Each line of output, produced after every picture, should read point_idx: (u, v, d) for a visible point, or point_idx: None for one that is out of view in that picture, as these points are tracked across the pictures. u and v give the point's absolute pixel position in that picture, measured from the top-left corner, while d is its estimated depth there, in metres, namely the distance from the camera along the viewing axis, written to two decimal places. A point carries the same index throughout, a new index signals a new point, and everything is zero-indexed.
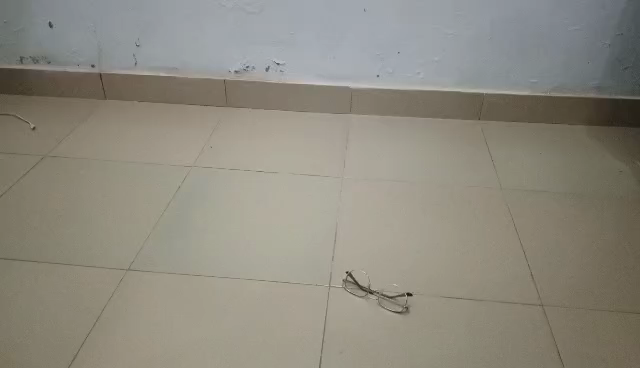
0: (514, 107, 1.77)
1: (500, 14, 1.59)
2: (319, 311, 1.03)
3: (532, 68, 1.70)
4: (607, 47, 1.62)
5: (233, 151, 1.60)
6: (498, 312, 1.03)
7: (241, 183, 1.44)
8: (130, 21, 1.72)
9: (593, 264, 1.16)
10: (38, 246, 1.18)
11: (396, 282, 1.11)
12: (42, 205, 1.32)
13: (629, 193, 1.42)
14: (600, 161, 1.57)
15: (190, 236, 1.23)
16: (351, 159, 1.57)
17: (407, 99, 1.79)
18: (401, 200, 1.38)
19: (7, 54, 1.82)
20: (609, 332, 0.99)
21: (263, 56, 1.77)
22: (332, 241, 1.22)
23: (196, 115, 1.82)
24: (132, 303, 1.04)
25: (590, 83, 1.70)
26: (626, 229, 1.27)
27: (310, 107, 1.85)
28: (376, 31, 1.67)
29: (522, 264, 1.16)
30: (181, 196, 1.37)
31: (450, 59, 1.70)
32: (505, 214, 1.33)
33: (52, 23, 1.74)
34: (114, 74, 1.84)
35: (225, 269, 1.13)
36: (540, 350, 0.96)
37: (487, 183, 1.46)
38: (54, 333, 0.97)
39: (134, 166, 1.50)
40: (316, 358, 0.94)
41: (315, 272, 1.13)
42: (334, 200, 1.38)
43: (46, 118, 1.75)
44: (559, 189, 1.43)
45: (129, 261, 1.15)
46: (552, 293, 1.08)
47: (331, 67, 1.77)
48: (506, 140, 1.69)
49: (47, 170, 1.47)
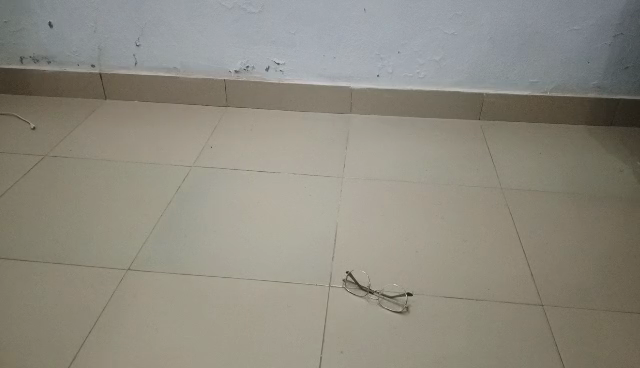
0: (513, 107, 1.78)
1: (500, 14, 1.59)
2: (320, 311, 1.04)
3: (532, 68, 1.70)
4: (607, 47, 1.62)
5: (233, 151, 1.60)
6: (498, 312, 1.04)
7: (242, 182, 1.45)
8: (130, 21, 1.72)
9: (594, 264, 1.17)
10: (38, 247, 1.18)
11: (396, 282, 1.11)
12: (43, 205, 1.32)
13: (630, 193, 1.42)
14: (601, 161, 1.58)
15: (190, 236, 1.23)
16: (351, 158, 1.58)
17: (407, 99, 1.80)
18: (401, 200, 1.38)
19: (6, 54, 1.82)
20: (610, 332, 1.00)
21: (263, 56, 1.77)
22: (332, 241, 1.23)
23: (196, 115, 1.82)
24: (133, 303, 1.04)
25: (590, 84, 1.71)
26: (626, 228, 1.28)
27: (310, 107, 1.85)
28: (377, 31, 1.67)
29: (522, 264, 1.16)
30: (182, 196, 1.38)
31: (450, 59, 1.71)
32: (504, 214, 1.33)
33: (52, 23, 1.74)
34: (115, 74, 1.84)
35: (226, 269, 1.14)
36: (540, 350, 0.96)
37: (487, 183, 1.47)
38: (55, 333, 0.97)
39: (135, 167, 1.50)
40: (316, 358, 0.94)
41: (315, 273, 1.13)
42: (335, 200, 1.38)
43: (46, 118, 1.75)
44: (559, 190, 1.44)
45: (130, 261, 1.15)
46: (553, 293, 1.09)
47: (331, 67, 1.77)
48: (505, 140, 1.70)
49: (47, 169, 1.47)
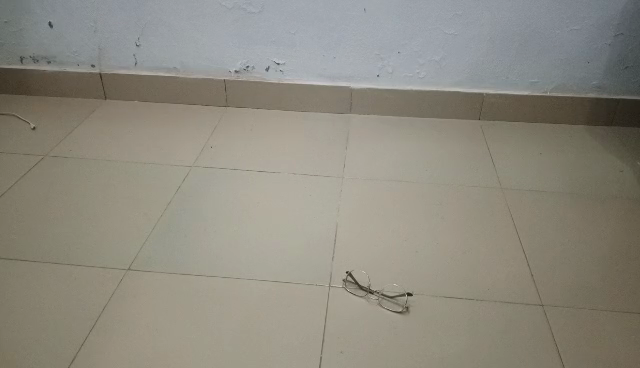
0: (513, 107, 1.78)
1: (500, 14, 1.59)
2: (320, 311, 1.04)
3: (532, 68, 1.70)
4: (607, 47, 1.62)
5: (233, 151, 1.60)
6: (497, 312, 1.04)
7: (242, 182, 1.45)
8: (130, 21, 1.72)
9: (594, 265, 1.16)
10: (38, 247, 1.18)
11: (396, 282, 1.11)
12: (42, 205, 1.32)
13: (630, 194, 1.42)
14: (601, 162, 1.58)
15: (190, 236, 1.23)
16: (351, 158, 1.58)
17: (407, 99, 1.80)
18: (401, 200, 1.38)
19: (6, 54, 1.82)
20: (610, 332, 1.00)
21: (263, 56, 1.77)
22: (332, 241, 1.23)
23: (197, 115, 1.82)
24: (133, 303, 1.04)
25: (590, 84, 1.71)
26: (626, 228, 1.28)
27: (310, 107, 1.85)
28: (377, 31, 1.67)
29: (522, 265, 1.16)
30: (182, 196, 1.37)
31: (450, 59, 1.71)
32: (504, 214, 1.33)
33: (52, 23, 1.74)
34: (115, 74, 1.84)
35: (226, 269, 1.14)
36: (540, 350, 0.96)
37: (487, 183, 1.47)
38: (55, 333, 0.97)
39: (135, 167, 1.50)
40: (317, 358, 0.94)
41: (315, 273, 1.13)
42: (335, 200, 1.38)
43: (46, 118, 1.75)
44: (559, 190, 1.44)
45: (130, 261, 1.15)
46: (553, 293, 1.09)
47: (331, 67, 1.77)
48: (505, 140, 1.70)
49: (47, 169, 1.47)
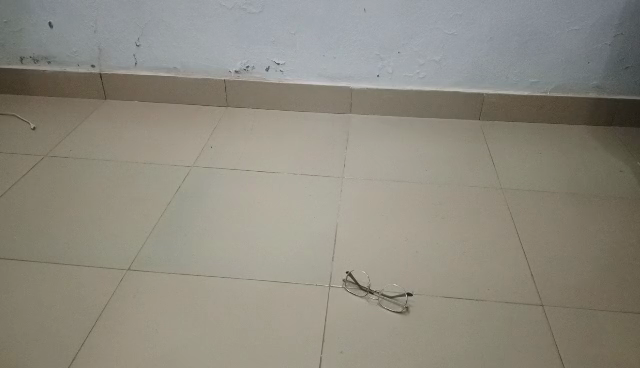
0: (513, 107, 1.78)
1: (500, 14, 1.59)
2: (320, 311, 1.04)
3: (532, 69, 1.70)
4: (607, 47, 1.62)
5: (233, 151, 1.60)
6: (497, 312, 1.04)
7: (242, 182, 1.45)
8: (130, 21, 1.72)
9: (594, 265, 1.16)
10: (38, 247, 1.18)
11: (396, 282, 1.11)
12: (42, 205, 1.32)
13: (629, 194, 1.42)
14: (602, 162, 1.58)
15: (190, 236, 1.23)
16: (351, 158, 1.58)
17: (407, 99, 1.80)
18: (401, 200, 1.39)
19: (6, 54, 1.82)
20: (609, 332, 1.00)
21: (263, 56, 1.77)
22: (332, 241, 1.23)
23: (197, 115, 1.82)
24: (133, 303, 1.04)
25: (590, 84, 1.71)
26: (627, 228, 1.28)
27: (310, 107, 1.86)
28: (377, 31, 1.67)
29: (522, 265, 1.16)
30: (182, 196, 1.38)
31: (450, 60, 1.71)
32: (504, 213, 1.33)
33: (52, 23, 1.74)
34: (115, 74, 1.84)
35: (226, 269, 1.14)
36: (539, 350, 0.96)
37: (486, 183, 1.47)
38: (55, 334, 0.97)
39: (134, 167, 1.50)
40: (317, 359, 0.94)
41: (315, 272, 1.13)
42: (334, 200, 1.38)
43: (47, 118, 1.75)
44: (559, 189, 1.44)
45: (131, 262, 1.15)
46: (553, 293, 1.09)
47: (332, 67, 1.77)
48: (506, 140, 1.70)
49: (47, 169, 1.47)
